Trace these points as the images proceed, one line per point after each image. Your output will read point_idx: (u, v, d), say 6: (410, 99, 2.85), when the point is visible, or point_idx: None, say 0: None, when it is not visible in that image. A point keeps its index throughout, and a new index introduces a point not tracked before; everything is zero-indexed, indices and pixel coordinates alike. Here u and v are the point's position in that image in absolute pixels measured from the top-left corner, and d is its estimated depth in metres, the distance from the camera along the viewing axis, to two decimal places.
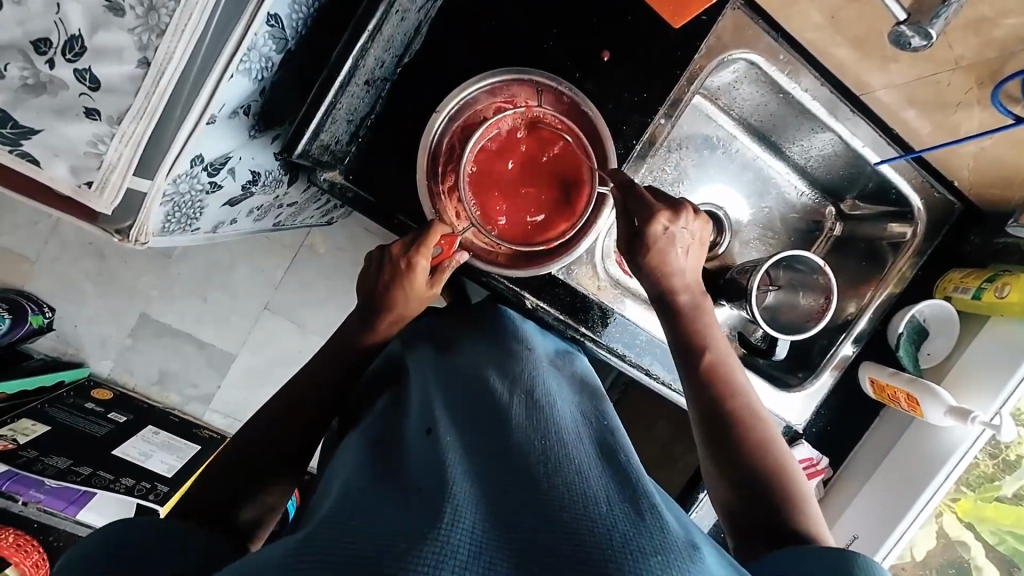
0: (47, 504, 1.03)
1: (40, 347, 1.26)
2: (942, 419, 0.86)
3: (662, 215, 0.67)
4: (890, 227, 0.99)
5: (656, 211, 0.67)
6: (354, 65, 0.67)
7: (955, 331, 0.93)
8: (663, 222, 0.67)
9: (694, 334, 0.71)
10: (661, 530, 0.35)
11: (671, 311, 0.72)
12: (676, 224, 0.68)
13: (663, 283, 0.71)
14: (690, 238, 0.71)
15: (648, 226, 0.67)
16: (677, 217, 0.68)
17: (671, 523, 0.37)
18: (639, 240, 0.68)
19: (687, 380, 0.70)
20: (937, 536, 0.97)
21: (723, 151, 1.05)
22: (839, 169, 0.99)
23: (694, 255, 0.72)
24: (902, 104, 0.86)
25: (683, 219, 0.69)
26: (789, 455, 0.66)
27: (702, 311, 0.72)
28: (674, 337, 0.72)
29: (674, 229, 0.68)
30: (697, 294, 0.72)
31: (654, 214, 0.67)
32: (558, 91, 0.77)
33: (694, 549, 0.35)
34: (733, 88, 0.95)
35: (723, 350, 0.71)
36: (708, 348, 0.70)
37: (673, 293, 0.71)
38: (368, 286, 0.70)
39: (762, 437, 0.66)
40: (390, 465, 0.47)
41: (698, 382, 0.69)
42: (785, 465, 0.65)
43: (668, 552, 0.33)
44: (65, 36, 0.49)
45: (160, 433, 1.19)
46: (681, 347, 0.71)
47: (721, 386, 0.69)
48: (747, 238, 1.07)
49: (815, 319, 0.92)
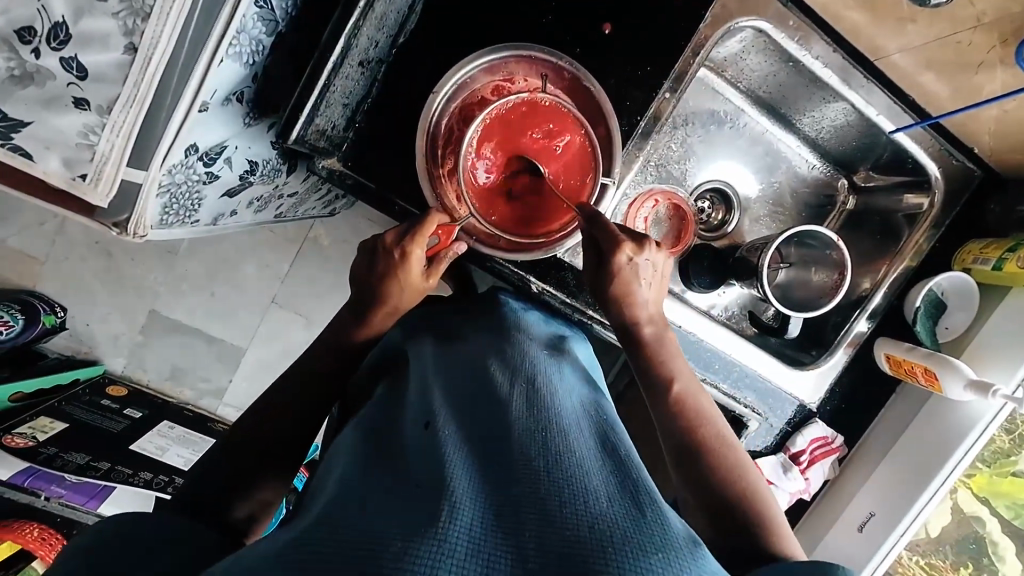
0: (69, 499, 0.99)
1: (54, 346, 1.27)
2: (962, 393, 0.84)
3: (626, 246, 0.66)
4: (906, 198, 0.96)
5: (619, 242, 0.66)
6: (347, 44, 0.67)
7: (974, 304, 0.91)
8: (628, 253, 0.66)
9: (660, 366, 0.68)
10: (662, 528, 0.35)
11: (639, 350, 0.70)
12: (641, 256, 0.67)
13: (630, 317, 0.70)
14: (655, 272, 0.70)
15: (611, 257, 0.66)
16: (640, 249, 0.67)
17: (672, 520, 0.37)
18: (604, 270, 0.68)
19: (656, 413, 0.67)
20: (952, 512, 0.96)
21: (730, 126, 1.03)
22: (852, 140, 0.96)
23: (657, 288, 0.71)
24: (919, 67, 0.83)
25: (648, 252, 0.68)
26: (762, 485, 0.61)
27: (666, 343, 0.70)
28: (639, 372, 0.70)
29: (638, 260, 0.67)
30: (661, 326, 0.71)
31: (616, 246, 0.66)
32: (558, 67, 0.75)
33: (695, 547, 0.35)
34: (740, 59, 0.92)
35: (692, 382, 0.69)
36: (675, 379, 0.68)
37: (638, 324, 0.70)
38: (359, 276, 0.69)
39: (733, 463, 0.62)
40: (387, 455, 0.46)
41: (665, 412, 0.66)
42: (759, 492, 0.60)
43: (670, 551, 0.34)
44: (49, 24, 0.48)
45: (175, 427, 1.20)
46: (644, 375, 0.69)
47: (688, 416, 0.65)
48: (757, 215, 1.05)
49: (829, 296, 0.89)
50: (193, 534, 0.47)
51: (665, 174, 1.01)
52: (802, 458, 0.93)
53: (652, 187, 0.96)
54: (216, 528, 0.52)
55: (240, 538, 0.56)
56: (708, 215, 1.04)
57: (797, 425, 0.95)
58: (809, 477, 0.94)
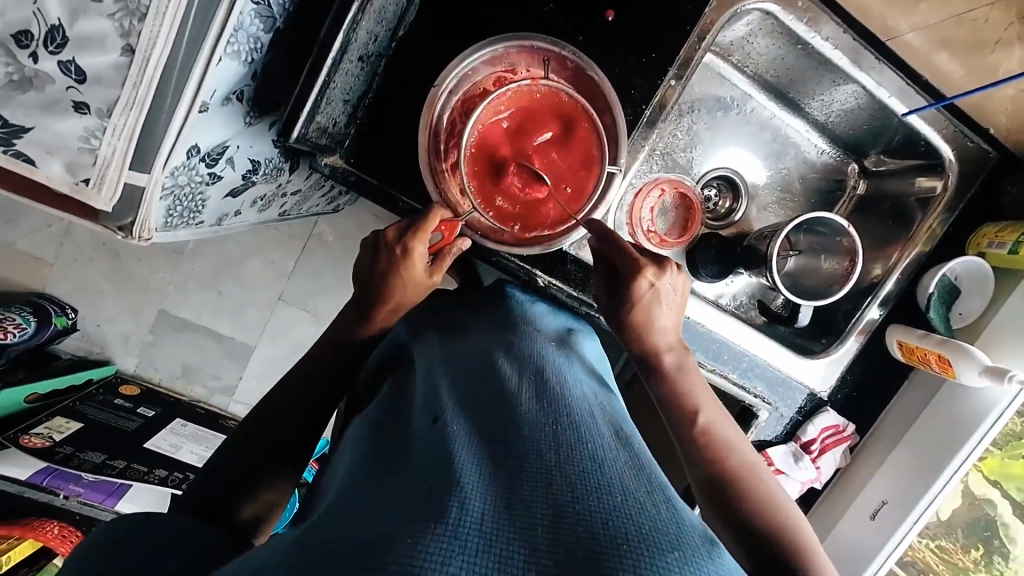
0: (88, 497, 1.02)
1: (66, 347, 1.29)
2: (977, 380, 0.83)
3: (648, 271, 0.66)
4: (919, 182, 0.94)
5: (640, 267, 0.66)
6: (346, 39, 0.65)
7: (989, 288, 0.89)
8: (649, 278, 0.66)
9: (681, 395, 0.68)
10: (678, 525, 0.35)
11: (655, 370, 0.70)
12: (663, 280, 0.67)
13: (650, 343, 0.70)
14: (676, 295, 0.70)
15: (634, 282, 0.66)
16: (662, 273, 0.67)
17: (687, 517, 0.37)
18: (626, 295, 0.68)
19: (680, 445, 0.67)
20: (964, 496, 0.95)
21: (737, 111, 1.01)
22: (862, 123, 0.94)
23: (677, 312, 0.71)
24: (932, 46, 0.82)
25: (669, 275, 0.68)
26: (796, 512, 0.60)
27: (687, 371, 0.70)
28: (660, 404, 0.70)
29: (660, 284, 0.67)
30: (683, 353, 0.71)
31: (637, 272, 0.66)
32: (561, 57, 0.74)
33: (712, 544, 0.35)
34: (746, 43, 0.90)
35: (716, 412, 0.69)
36: (699, 410, 0.68)
37: (658, 353, 0.70)
38: (362, 275, 0.70)
39: (762, 490, 0.61)
40: (394, 452, 0.46)
41: (689, 444, 0.66)
42: (792, 519, 0.59)
43: (686, 547, 0.33)
44: (45, 27, 0.48)
45: (188, 425, 1.22)
46: (666, 409, 0.69)
47: (714, 446, 0.65)
48: (765, 202, 1.03)
49: (840, 283, 0.88)
50: (200, 534, 0.48)
51: (671, 163, 1.00)
52: (812, 447, 0.93)
53: (657, 176, 0.95)
54: (221, 529, 0.52)
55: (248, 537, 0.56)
56: (715, 203, 1.02)
57: (808, 414, 0.95)
58: (819, 466, 0.94)
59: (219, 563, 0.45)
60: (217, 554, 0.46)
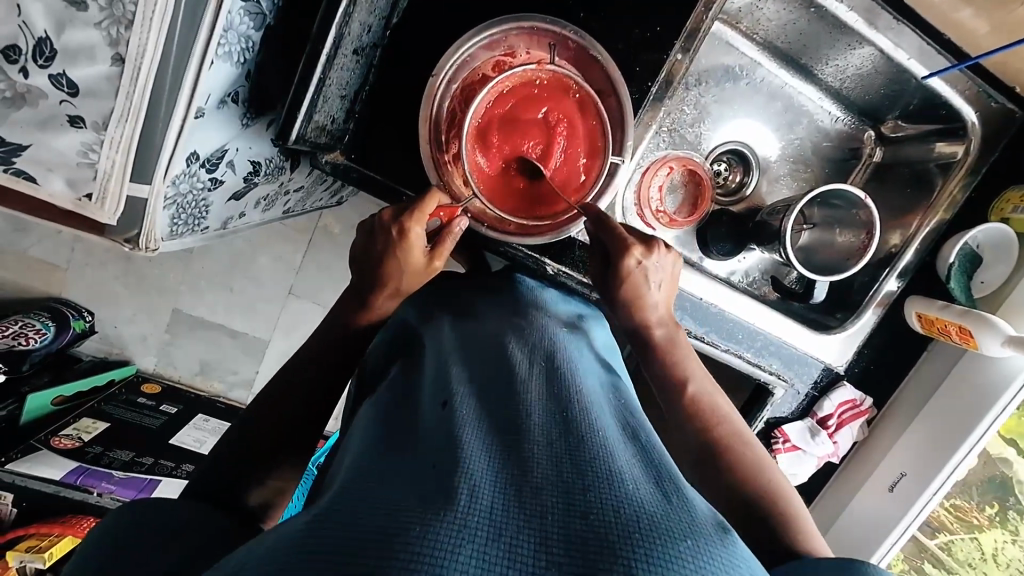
0: (119, 493, 1.05)
1: (88, 349, 1.32)
2: (1000, 351, 0.81)
3: (635, 249, 0.67)
4: (937, 147, 0.91)
5: (628, 246, 0.67)
6: (339, 33, 0.62)
7: (1015, 253, 0.86)
8: (636, 256, 0.67)
9: (669, 368, 0.68)
10: (688, 512, 0.35)
11: (647, 350, 0.70)
12: (651, 258, 0.68)
13: (637, 317, 0.70)
14: (665, 272, 0.70)
15: (622, 260, 0.67)
16: (650, 252, 0.68)
17: (697, 503, 0.37)
18: (615, 275, 0.68)
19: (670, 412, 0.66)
20: (981, 456, 0.94)
21: (747, 81, 0.97)
22: (878, 87, 0.91)
23: (667, 290, 0.72)
24: (957, 3, 0.77)
25: (657, 254, 0.69)
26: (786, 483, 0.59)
27: (678, 343, 0.70)
28: (652, 378, 0.69)
29: (648, 263, 0.68)
30: (672, 326, 0.71)
31: (624, 250, 0.67)
32: (564, 38, 0.72)
33: (724, 531, 0.35)
34: (755, 8, 0.87)
35: (708, 385, 0.68)
36: (690, 380, 0.67)
37: (650, 328, 0.70)
38: (360, 260, 0.69)
39: (752, 458, 0.61)
40: (405, 434, 0.46)
41: (681, 415, 0.65)
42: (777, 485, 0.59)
43: (698, 535, 0.33)
44: (32, 40, 0.47)
45: (209, 420, 1.25)
46: (658, 378, 0.68)
47: (704, 416, 0.64)
48: (777, 175, 1.00)
49: (855, 257, 0.86)
50: (212, 521, 0.49)
51: (678, 139, 0.97)
52: (829, 422, 0.93)
53: (665, 154, 0.92)
54: (233, 517, 0.54)
55: (254, 522, 0.57)
56: (725, 178, 1.00)
57: (824, 388, 0.95)
58: (837, 441, 0.93)
59: (232, 546, 0.46)
60: (230, 539, 0.47)
